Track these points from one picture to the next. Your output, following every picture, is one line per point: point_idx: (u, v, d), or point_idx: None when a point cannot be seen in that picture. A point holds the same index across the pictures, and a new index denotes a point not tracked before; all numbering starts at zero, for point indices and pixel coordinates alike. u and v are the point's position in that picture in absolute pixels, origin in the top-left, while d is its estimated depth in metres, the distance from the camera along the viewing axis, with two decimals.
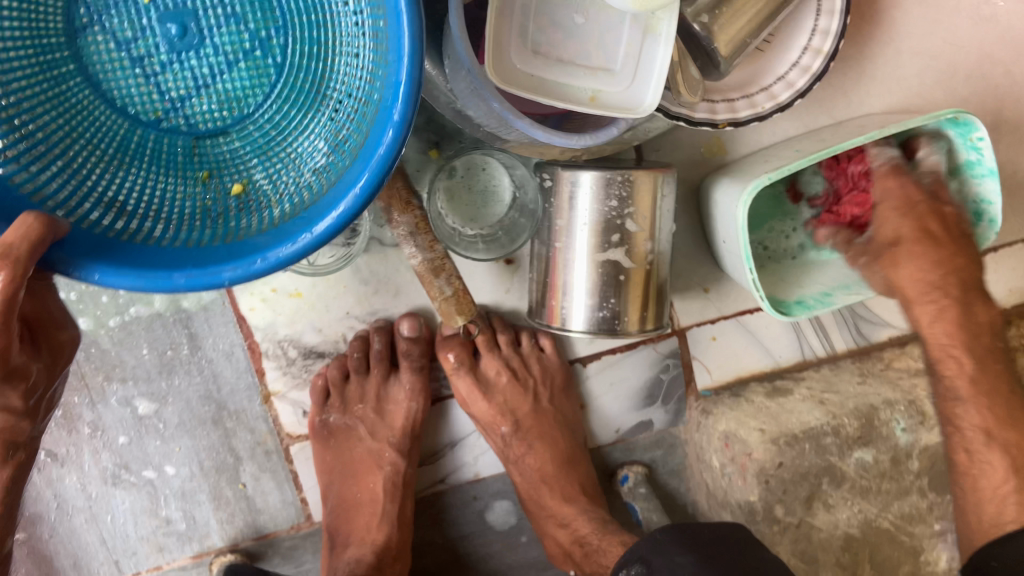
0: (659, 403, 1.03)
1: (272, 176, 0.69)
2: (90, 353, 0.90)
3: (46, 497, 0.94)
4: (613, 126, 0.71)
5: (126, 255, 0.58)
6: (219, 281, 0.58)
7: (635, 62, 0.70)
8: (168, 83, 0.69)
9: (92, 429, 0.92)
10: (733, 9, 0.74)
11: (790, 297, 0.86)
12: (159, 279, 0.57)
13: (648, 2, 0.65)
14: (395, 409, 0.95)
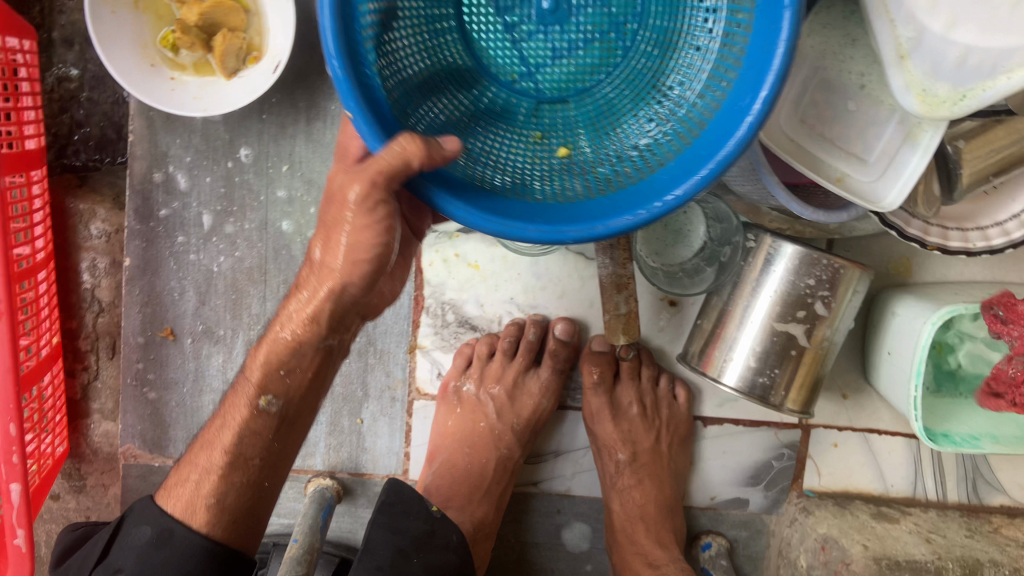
0: (762, 487, 1.04)
1: (598, 147, 0.66)
2: (280, 254, 0.97)
3: (188, 367, 1.00)
4: (845, 210, 0.77)
5: (491, 203, 0.57)
6: (563, 239, 0.56)
7: (889, 161, 0.73)
8: (532, 49, 0.69)
9: (253, 321, 0.98)
10: (988, 139, 0.76)
11: (939, 427, 0.89)
12: (514, 226, 0.56)
13: (933, 113, 0.66)
14: (525, 399, 0.97)
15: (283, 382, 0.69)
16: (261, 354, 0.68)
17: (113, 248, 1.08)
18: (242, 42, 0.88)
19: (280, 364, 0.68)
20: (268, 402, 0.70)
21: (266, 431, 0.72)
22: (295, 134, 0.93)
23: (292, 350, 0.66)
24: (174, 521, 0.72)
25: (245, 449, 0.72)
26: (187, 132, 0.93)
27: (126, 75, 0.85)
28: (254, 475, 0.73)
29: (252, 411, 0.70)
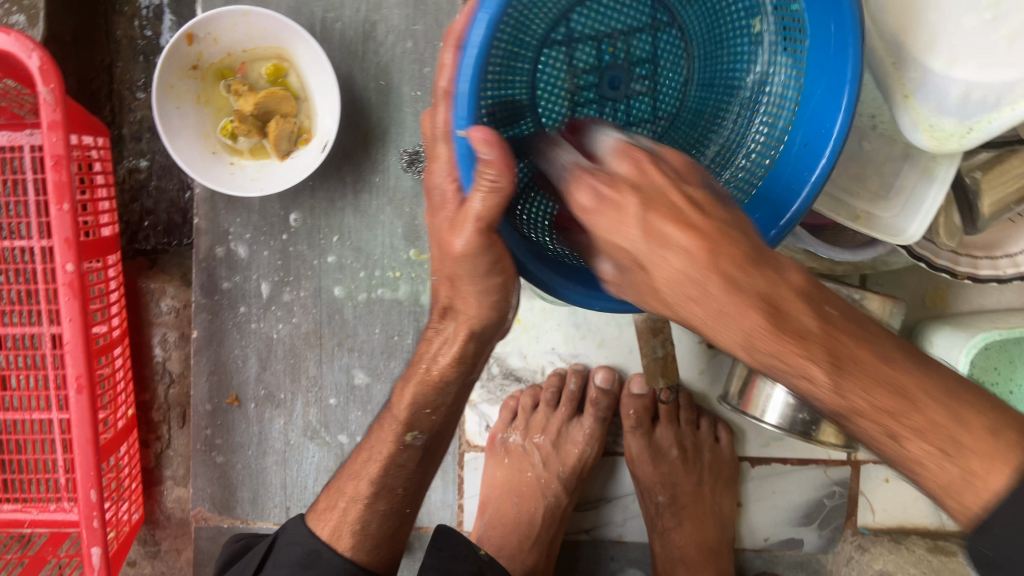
0: (815, 526, 1.04)
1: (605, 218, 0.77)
2: (333, 318, 1.03)
3: (252, 430, 1.06)
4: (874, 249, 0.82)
5: (573, 272, 0.68)
6: (631, 313, 0.66)
7: (907, 195, 0.76)
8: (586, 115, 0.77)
9: (311, 383, 1.05)
10: (1003, 168, 0.79)
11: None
12: (601, 300, 0.66)
13: (943, 145, 0.70)
14: (570, 448, 1.01)
15: (426, 420, 0.74)
16: (409, 394, 0.73)
17: (182, 322, 1.16)
18: (293, 126, 0.97)
19: (426, 403, 0.73)
20: (413, 437, 0.75)
21: (410, 463, 0.77)
22: (343, 206, 1.01)
23: (437, 389, 0.72)
24: (321, 543, 0.76)
25: (390, 482, 0.76)
26: (246, 212, 1.01)
27: (191, 163, 0.94)
28: (397, 504, 0.78)
29: (398, 447, 0.75)
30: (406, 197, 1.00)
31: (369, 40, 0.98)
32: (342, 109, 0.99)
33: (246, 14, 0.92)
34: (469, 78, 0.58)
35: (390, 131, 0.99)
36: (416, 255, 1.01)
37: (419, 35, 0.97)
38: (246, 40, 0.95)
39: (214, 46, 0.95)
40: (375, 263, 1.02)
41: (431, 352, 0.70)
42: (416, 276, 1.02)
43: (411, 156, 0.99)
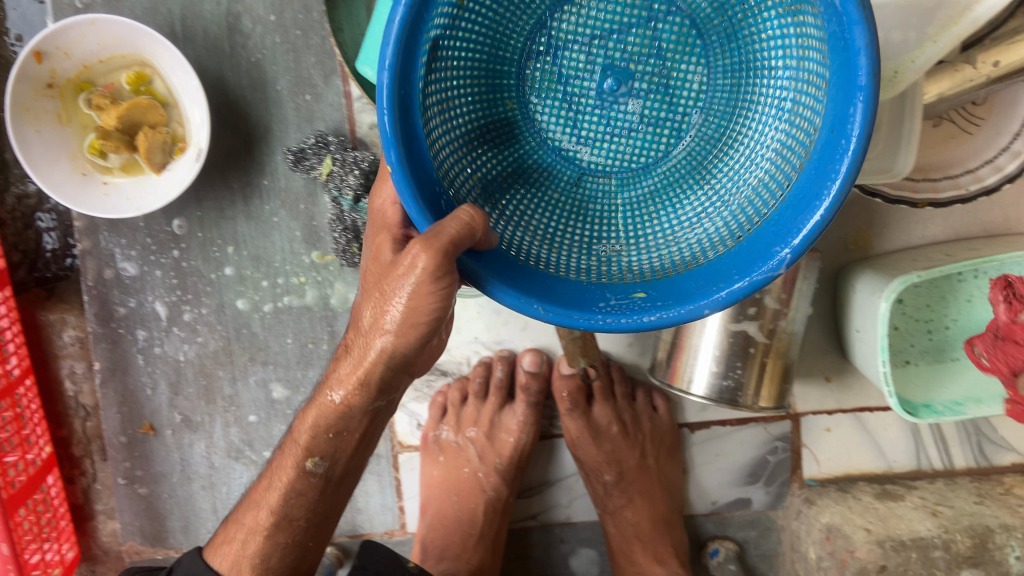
0: (762, 483, 1.02)
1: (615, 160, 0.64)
2: (241, 333, 0.98)
3: (173, 457, 1.02)
4: None
5: (546, 287, 0.56)
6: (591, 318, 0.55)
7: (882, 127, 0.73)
8: (570, 66, 0.62)
9: (227, 403, 1.00)
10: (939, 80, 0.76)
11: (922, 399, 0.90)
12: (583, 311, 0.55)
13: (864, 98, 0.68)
14: (504, 438, 0.96)
15: (329, 443, 0.61)
16: (309, 417, 0.60)
17: (88, 352, 1.09)
18: (166, 136, 0.90)
19: (328, 429, 0.59)
20: (313, 464, 0.61)
21: (311, 492, 0.63)
22: (235, 215, 0.95)
23: (340, 415, 0.57)
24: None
25: (291, 511, 0.63)
26: (132, 233, 0.95)
27: (59, 187, 0.86)
28: (301, 536, 0.65)
29: (297, 474, 0.62)
30: (299, 197, 0.94)
31: (236, 32, 0.91)
32: (217, 112, 0.92)
33: (94, 23, 0.84)
34: (396, 148, 0.51)
35: (272, 130, 0.93)
36: (319, 257, 0.95)
37: (289, 23, 0.90)
38: (100, 50, 0.88)
39: (67, 60, 0.87)
40: (277, 271, 0.96)
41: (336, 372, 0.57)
42: (322, 280, 0.96)
43: (296, 153, 0.91)
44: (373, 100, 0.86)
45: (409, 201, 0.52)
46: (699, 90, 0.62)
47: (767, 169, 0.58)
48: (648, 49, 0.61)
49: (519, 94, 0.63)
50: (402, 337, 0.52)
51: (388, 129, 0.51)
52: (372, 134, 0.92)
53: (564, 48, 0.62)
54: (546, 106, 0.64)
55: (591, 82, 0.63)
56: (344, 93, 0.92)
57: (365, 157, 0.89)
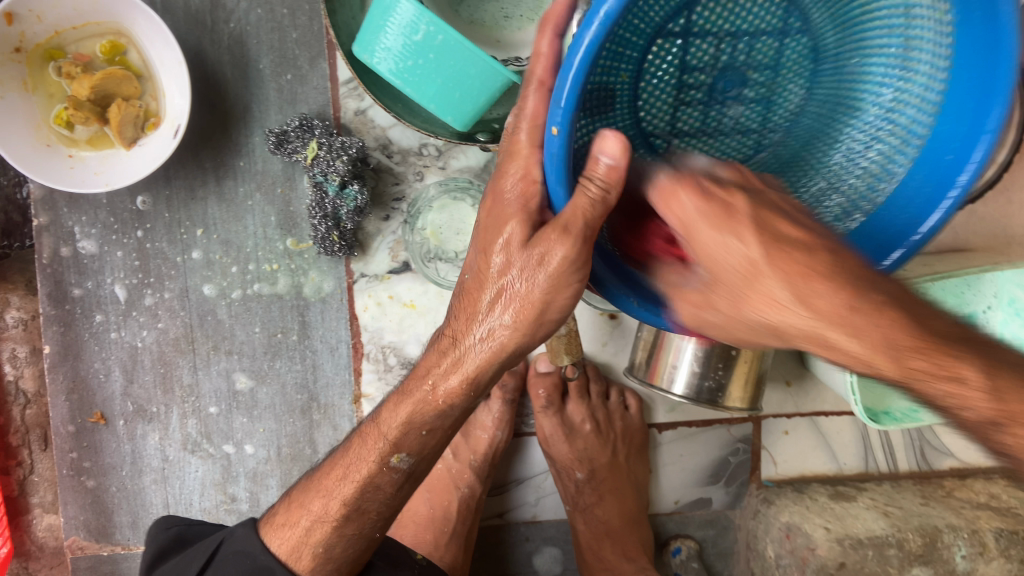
0: (722, 484, 1.05)
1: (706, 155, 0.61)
2: (206, 319, 0.94)
3: (123, 449, 0.96)
4: None
5: None
6: None
7: None
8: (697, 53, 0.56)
9: (186, 393, 0.95)
10: None
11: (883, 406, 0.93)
12: None
13: None
14: (479, 434, 0.94)
15: (418, 441, 0.60)
16: (402, 412, 0.59)
17: (33, 335, 1.02)
18: (139, 110, 0.85)
19: (423, 426, 0.59)
20: (400, 460, 0.61)
21: (388, 487, 0.62)
22: (206, 196, 0.91)
23: (442, 413, 0.58)
24: (277, 561, 0.65)
25: (366, 505, 0.63)
26: (93, 209, 0.90)
27: (21, 157, 0.81)
28: (368, 529, 0.64)
29: (380, 469, 0.61)
30: (276, 180, 0.91)
31: (218, 6, 0.87)
32: (193, 87, 0.89)
33: None
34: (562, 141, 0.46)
35: (252, 110, 0.90)
36: (293, 244, 0.92)
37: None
38: (75, 15, 0.82)
39: (38, 24, 0.82)
40: (248, 257, 0.92)
41: (444, 367, 0.57)
42: (295, 268, 0.93)
43: (279, 136, 0.86)
44: (368, 88, 0.85)
45: (559, 170, 0.48)
46: (794, 110, 0.61)
47: (862, 178, 0.59)
48: (771, 61, 0.57)
49: (637, 70, 0.55)
50: (528, 334, 0.54)
51: (568, 93, 0.44)
52: (356, 120, 0.90)
53: (697, 34, 0.55)
54: (656, 83, 0.56)
55: (707, 74, 0.57)
56: (330, 77, 0.90)
57: (352, 144, 0.86)
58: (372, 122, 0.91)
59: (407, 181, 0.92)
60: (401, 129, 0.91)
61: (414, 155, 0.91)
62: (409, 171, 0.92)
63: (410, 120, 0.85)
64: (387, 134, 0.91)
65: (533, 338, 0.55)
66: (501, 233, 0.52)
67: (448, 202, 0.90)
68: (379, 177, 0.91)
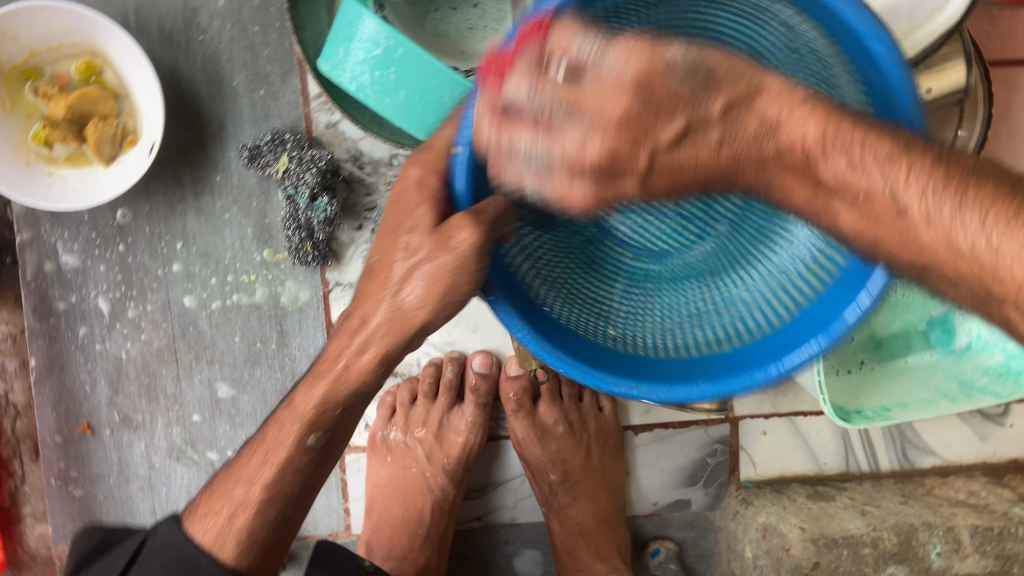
0: (701, 485, 1.06)
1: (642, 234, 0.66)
2: (187, 330, 0.96)
3: (111, 458, 0.99)
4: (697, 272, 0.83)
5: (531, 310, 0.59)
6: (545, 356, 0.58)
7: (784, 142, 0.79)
8: None
9: (170, 402, 0.98)
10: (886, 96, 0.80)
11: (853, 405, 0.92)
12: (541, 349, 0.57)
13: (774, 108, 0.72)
14: (453, 438, 0.97)
15: (332, 419, 0.64)
16: (317, 390, 0.62)
17: (22, 349, 1.06)
18: (115, 128, 0.88)
19: (338, 404, 0.62)
20: (315, 438, 0.64)
21: (305, 468, 0.67)
22: (185, 210, 0.93)
23: (357, 391, 0.61)
24: (200, 550, 0.68)
25: (288, 486, 0.67)
26: (75, 224, 0.93)
27: (1, 176, 0.84)
28: (287, 512, 0.69)
29: (297, 450, 0.65)
30: (251, 194, 0.93)
31: (192, 26, 0.90)
32: (169, 105, 0.91)
33: (45, 10, 0.82)
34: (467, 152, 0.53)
35: (226, 126, 0.92)
36: (270, 255, 0.95)
37: (245, 18, 0.90)
38: (49, 37, 0.86)
39: (13, 46, 0.85)
40: (227, 268, 0.95)
41: (350, 347, 0.60)
42: (272, 278, 0.95)
43: (252, 150, 0.89)
44: (334, 100, 0.87)
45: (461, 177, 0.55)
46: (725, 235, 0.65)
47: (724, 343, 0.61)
48: (702, 208, 0.64)
49: None
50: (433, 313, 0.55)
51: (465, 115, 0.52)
52: (328, 133, 0.93)
53: None
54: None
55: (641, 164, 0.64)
56: (301, 92, 0.92)
57: (321, 156, 0.88)
58: (343, 134, 0.93)
59: (379, 191, 0.94)
60: (372, 141, 0.93)
61: (385, 166, 0.94)
62: (381, 182, 0.94)
63: (376, 132, 0.87)
64: (358, 146, 0.93)
65: (442, 317, 0.56)
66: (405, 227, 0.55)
67: None
68: (351, 188, 0.93)
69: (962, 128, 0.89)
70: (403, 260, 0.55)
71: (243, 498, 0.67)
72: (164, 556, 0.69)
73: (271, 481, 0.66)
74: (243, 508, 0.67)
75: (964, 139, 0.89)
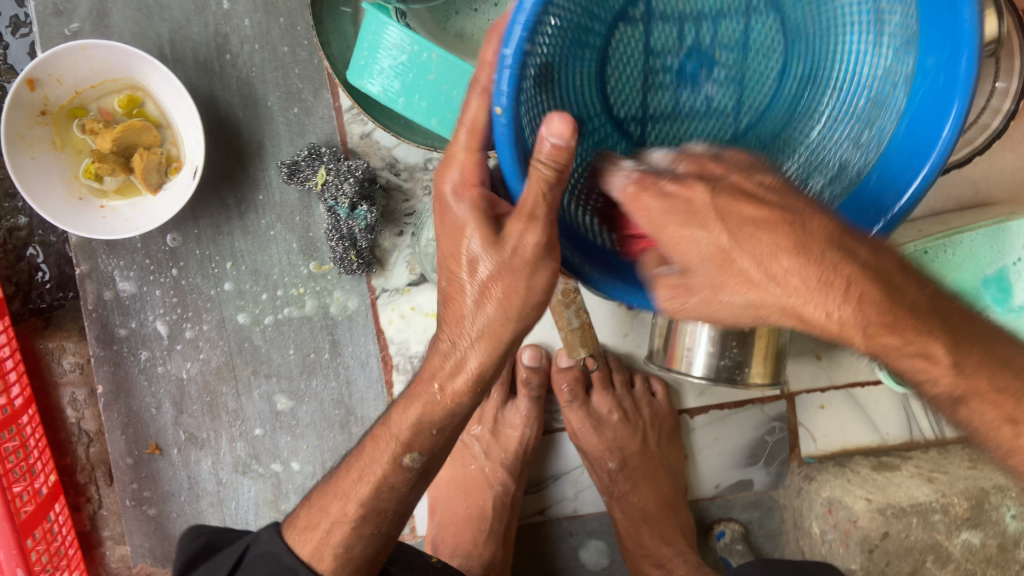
0: (762, 464, 1.04)
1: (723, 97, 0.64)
2: (243, 346, 0.99)
3: (180, 476, 1.02)
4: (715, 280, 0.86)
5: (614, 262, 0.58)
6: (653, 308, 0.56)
7: None
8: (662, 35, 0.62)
9: (232, 418, 1.01)
10: None
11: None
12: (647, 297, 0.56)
13: None
14: (508, 432, 0.98)
15: (429, 439, 0.63)
16: (412, 412, 0.62)
17: (88, 378, 1.10)
18: (160, 157, 0.92)
19: (433, 425, 0.62)
20: (412, 458, 0.64)
21: (402, 485, 0.66)
22: (231, 230, 0.96)
23: (448, 411, 0.61)
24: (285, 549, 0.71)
25: (383, 504, 0.67)
26: (129, 253, 0.96)
27: (58, 211, 0.87)
28: (386, 526, 0.69)
29: (393, 467, 0.65)
30: (294, 209, 0.96)
31: (225, 52, 0.93)
32: (209, 130, 0.94)
33: (85, 49, 0.85)
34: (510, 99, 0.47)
35: (265, 145, 0.95)
36: (317, 267, 0.97)
37: (274, 39, 0.93)
38: (91, 75, 0.89)
39: (59, 87, 0.88)
40: (276, 283, 0.97)
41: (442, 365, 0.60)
42: (320, 290, 0.97)
43: (291, 166, 0.92)
44: (367, 110, 0.89)
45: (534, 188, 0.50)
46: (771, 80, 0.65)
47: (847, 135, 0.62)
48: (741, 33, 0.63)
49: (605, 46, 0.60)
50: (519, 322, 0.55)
51: (507, 73, 0.47)
52: (363, 144, 0.95)
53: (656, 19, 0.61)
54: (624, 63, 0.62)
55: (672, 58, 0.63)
56: (334, 105, 0.94)
57: (358, 166, 0.90)
58: (378, 143, 0.95)
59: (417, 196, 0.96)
60: (406, 148, 0.95)
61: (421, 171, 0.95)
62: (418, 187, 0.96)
63: (410, 137, 0.89)
64: (394, 154, 0.95)
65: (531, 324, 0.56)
66: (460, 244, 0.53)
67: None
68: (390, 196, 0.95)
69: (1000, 80, 0.87)
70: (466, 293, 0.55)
71: (341, 511, 0.68)
72: (267, 566, 0.71)
73: (368, 492, 0.67)
74: (338, 522, 0.68)
75: (1003, 90, 0.87)
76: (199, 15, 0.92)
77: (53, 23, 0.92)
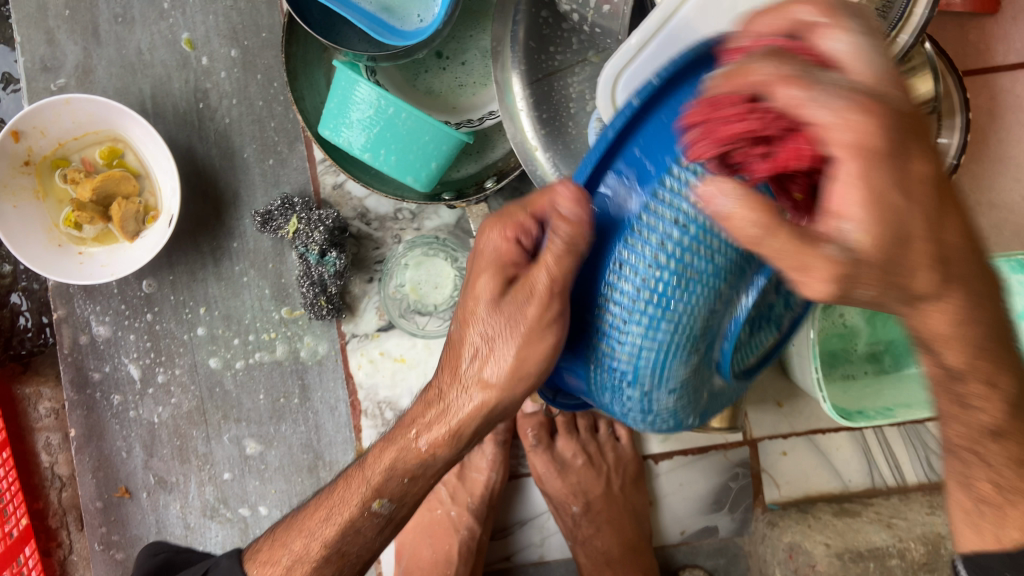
0: (726, 510, 1.05)
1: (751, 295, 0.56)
2: (214, 391, 1.01)
3: (149, 520, 1.03)
4: None
5: None
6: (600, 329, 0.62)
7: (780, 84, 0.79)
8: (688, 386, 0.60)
9: (201, 462, 1.02)
10: None
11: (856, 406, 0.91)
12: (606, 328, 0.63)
13: None
14: (475, 477, 0.99)
15: (401, 487, 0.66)
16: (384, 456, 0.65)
17: (64, 423, 1.11)
18: (139, 206, 0.95)
19: (402, 472, 0.65)
20: (380, 505, 0.66)
21: (368, 533, 0.68)
22: (206, 276, 0.99)
23: (424, 462, 0.64)
24: None
25: (344, 549, 0.67)
26: (106, 299, 0.99)
27: (35, 257, 0.91)
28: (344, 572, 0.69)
29: (360, 514, 0.66)
30: (267, 257, 0.99)
31: (204, 107, 0.97)
32: (188, 181, 0.98)
33: (69, 103, 0.89)
34: None
35: (240, 195, 0.99)
36: (288, 313, 1.00)
37: (251, 96, 0.97)
38: (74, 128, 0.93)
39: (43, 139, 0.92)
40: (248, 328, 1.00)
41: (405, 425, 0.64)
42: (291, 334, 1.00)
43: (264, 216, 0.95)
44: (337, 160, 0.92)
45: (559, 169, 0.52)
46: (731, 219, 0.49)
47: None
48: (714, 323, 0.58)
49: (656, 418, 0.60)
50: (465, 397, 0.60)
51: None
52: (335, 194, 0.98)
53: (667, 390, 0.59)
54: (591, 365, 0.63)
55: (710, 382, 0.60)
56: (308, 158, 0.98)
57: (328, 216, 0.93)
58: (349, 194, 0.98)
59: (385, 244, 0.99)
60: (376, 198, 0.98)
61: (390, 221, 0.99)
62: (387, 236, 0.99)
63: (377, 187, 0.92)
64: (365, 204, 0.98)
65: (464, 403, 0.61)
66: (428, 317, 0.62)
67: (425, 259, 0.98)
68: (361, 243, 0.98)
69: (941, 135, 0.91)
70: (470, 354, 0.61)
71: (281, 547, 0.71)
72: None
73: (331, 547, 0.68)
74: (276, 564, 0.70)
75: (945, 145, 0.91)
76: (180, 72, 0.97)
77: (40, 78, 0.97)
